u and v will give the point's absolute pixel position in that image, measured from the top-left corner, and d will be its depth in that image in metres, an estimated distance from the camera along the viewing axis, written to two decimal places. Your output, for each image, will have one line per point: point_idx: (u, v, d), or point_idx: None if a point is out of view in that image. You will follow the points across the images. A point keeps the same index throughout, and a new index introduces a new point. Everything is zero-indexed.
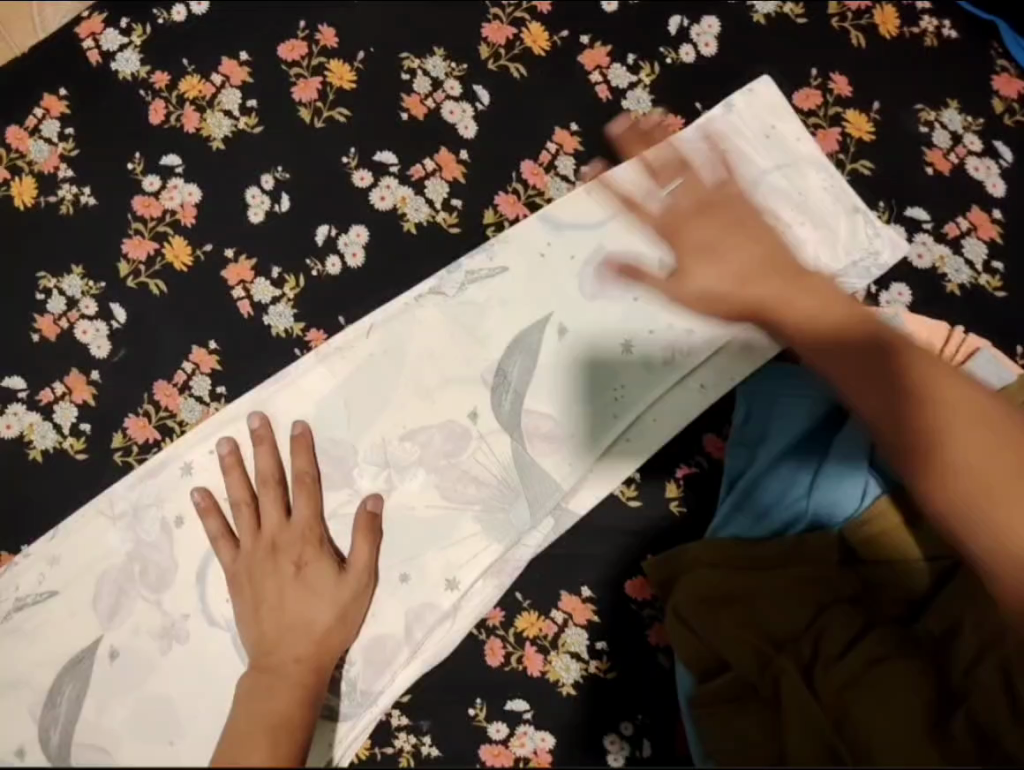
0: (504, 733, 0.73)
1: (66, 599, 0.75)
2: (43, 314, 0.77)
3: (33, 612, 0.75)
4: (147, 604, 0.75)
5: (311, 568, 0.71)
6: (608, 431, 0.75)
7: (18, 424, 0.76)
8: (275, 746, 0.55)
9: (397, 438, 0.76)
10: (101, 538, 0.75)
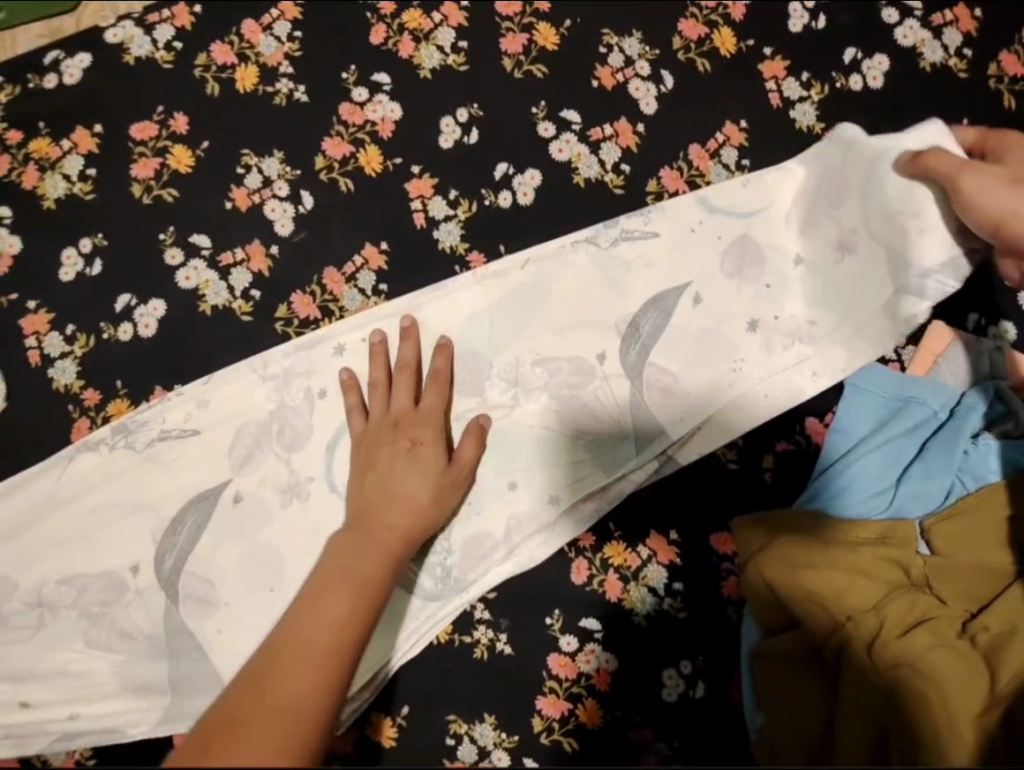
0: (573, 647, 0.79)
1: (205, 440, 0.80)
2: (240, 185, 0.86)
3: (173, 445, 0.79)
4: (279, 460, 0.80)
5: (424, 448, 0.76)
6: (717, 402, 0.82)
7: (196, 278, 0.84)
8: (356, 600, 0.62)
9: (529, 362, 0.83)
10: (250, 393, 0.81)
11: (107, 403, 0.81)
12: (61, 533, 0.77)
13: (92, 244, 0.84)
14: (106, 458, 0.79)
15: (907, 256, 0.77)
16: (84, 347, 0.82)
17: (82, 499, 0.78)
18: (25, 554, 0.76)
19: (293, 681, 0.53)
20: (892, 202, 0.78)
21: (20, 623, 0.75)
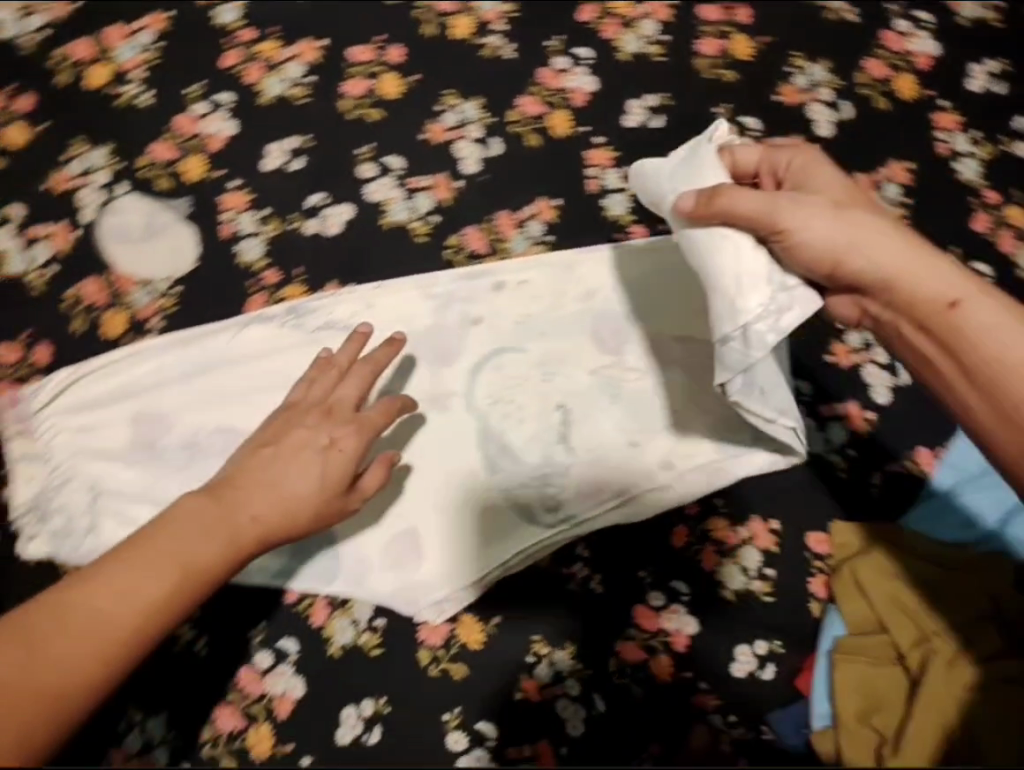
0: (659, 603, 0.83)
1: (365, 338, 0.87)
2: (436, 121, 0.92)
3: (336, 335, 0.86)
4: (427, 371, 0.87)
5: (300, 462, 0.73)
6: (682, 488, 0.82)
7: (382, 193, 0.90)
8: (183, 575, 0.67)
9: (670, 336, 0.86)
10: (413, 306, 0.88)
11: (284, 286, 0.89)
12: (221, 388, 0.84)
13: (299, 143, 0.91)
14: (272, 332, 0.86)
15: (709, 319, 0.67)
16: (275, 232, 0.89)
17: (244, 363, 0.85)
18: (187, 401, 0.84)
19: (114, 611, 0.64)
20: (724, 283, 0.66)
21: (170, 457, 0.83)
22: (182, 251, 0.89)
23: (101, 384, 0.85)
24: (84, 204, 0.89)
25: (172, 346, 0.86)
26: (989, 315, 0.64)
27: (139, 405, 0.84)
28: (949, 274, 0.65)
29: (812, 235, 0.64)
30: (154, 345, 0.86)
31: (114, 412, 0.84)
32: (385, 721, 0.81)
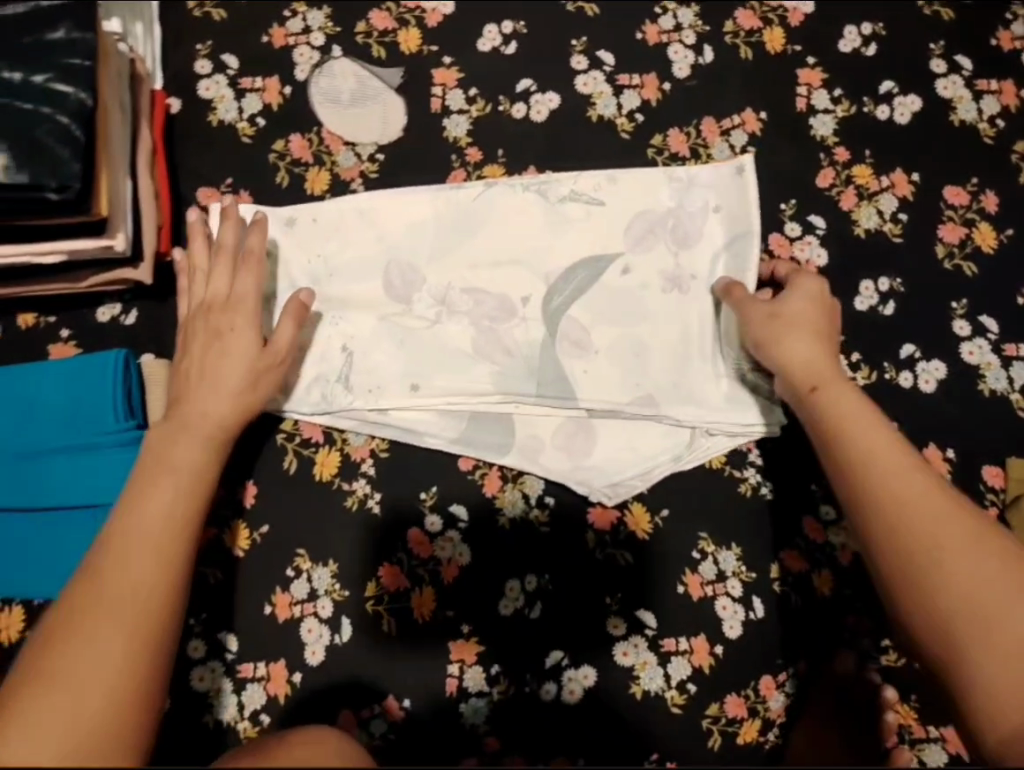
0: (829, 516, 0.85)
1: (528, 205, 0.88)
2: (653, 23, 0.92)
3: (496, 200, 0.88)
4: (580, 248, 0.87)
5: (233, 334, 0.76)
6: (568, 469, 0.84)
7: (592, 87, 0.90)
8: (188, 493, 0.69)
9: (714, 249, 0.87)
10: (562, 182, 0.88)
11: (485, 165, 0.89)
12: (415, 263, 0.87)
13: (513, 28, 0.91)
14: (460, 209, 0.87)
15: (319, 352, 0.85)
16: (480, 112, 0.90)
17: (430, 240, 0.87)
18: (372, 265, 0.86)
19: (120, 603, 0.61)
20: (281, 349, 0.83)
21: (357, 318, 0.86)
22: (391, 117, 0.89)
23: (290, 237, 0.86)
24: (299, 64, 0.90)
25: (355, 212, 0.87)
26: (881, 445, 0.70)
27: (327, 266, 0.86)
28: (932, 498, 0.68)
29: (797, 352, 0.76)
30: (341, 209, 0.87)
31: (301, 269, 0.86)
32: (546, 597, 0.83)
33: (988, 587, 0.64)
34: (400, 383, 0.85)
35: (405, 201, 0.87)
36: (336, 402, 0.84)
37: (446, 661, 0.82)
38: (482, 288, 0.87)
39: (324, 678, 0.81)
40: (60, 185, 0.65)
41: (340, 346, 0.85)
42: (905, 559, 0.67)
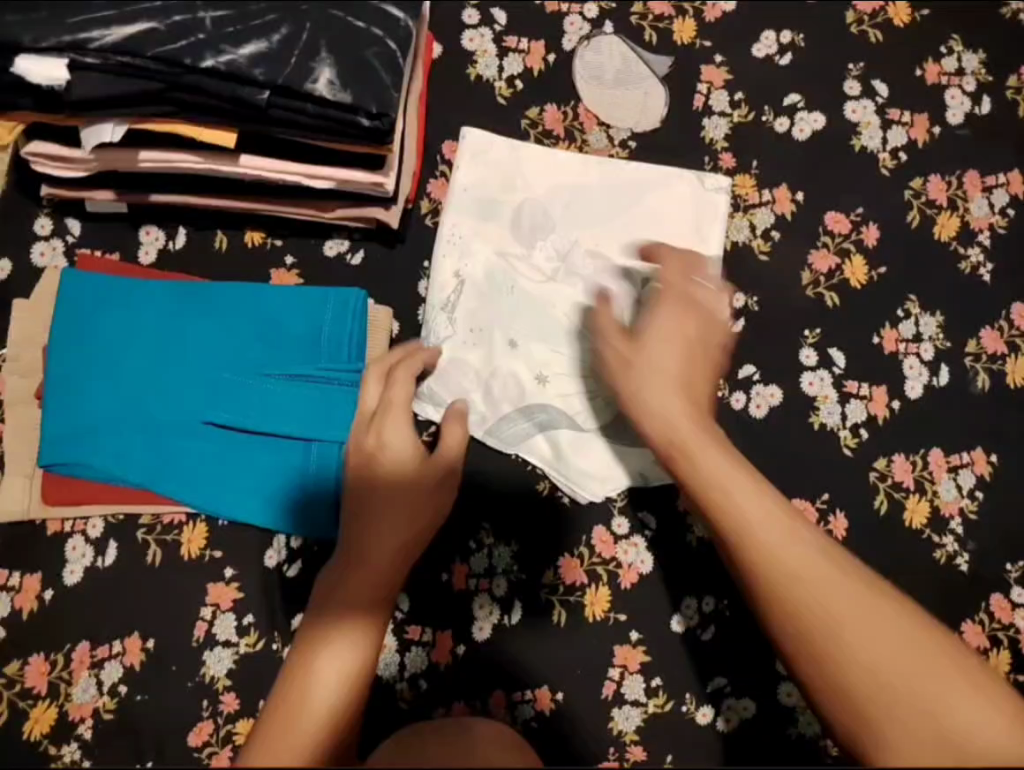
0: (1020, 600, 0.83)
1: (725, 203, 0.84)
2: (936, 62, 0.88)
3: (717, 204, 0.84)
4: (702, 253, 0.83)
5: (388, 447, 0.69)
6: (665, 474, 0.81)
7: (861, 115, 0.87)
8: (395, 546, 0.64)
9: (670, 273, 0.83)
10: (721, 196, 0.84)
11: (737, 173, 0.86)
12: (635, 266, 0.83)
13: (791, 40, 0.88)
14: (698, 211, 0.84)
15: (533, 333, 0.82)
16: (743, 118, 0.87)
17: (666, 247, 0.83)
18: (602, 250, 0.83)
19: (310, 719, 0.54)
20: (497, 325, 0.81)
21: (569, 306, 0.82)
22: (650, 107, 0.86)
23: (525, 199, 0.83)
24: (569, 33, 0.88)
25: (607, 194, 0.84)
26: (774, 523, 0.58)
27: (562, 246, 0.83)
28: (805, 540, 0.57)
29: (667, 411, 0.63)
30: (588, 187, 0.84)
31: (537, 241, 0.83)
32: (720, 623, 0.81)
33: (875, 624, 0.54)
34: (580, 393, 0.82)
35: (659, 199, 0.84)
36: (510, 393, 0.81)
37: (609, 663, 0.80)
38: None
39: (487, 655, 0.79)
40: (376, 109, 0.62)
41: (542, 332, 0.82)
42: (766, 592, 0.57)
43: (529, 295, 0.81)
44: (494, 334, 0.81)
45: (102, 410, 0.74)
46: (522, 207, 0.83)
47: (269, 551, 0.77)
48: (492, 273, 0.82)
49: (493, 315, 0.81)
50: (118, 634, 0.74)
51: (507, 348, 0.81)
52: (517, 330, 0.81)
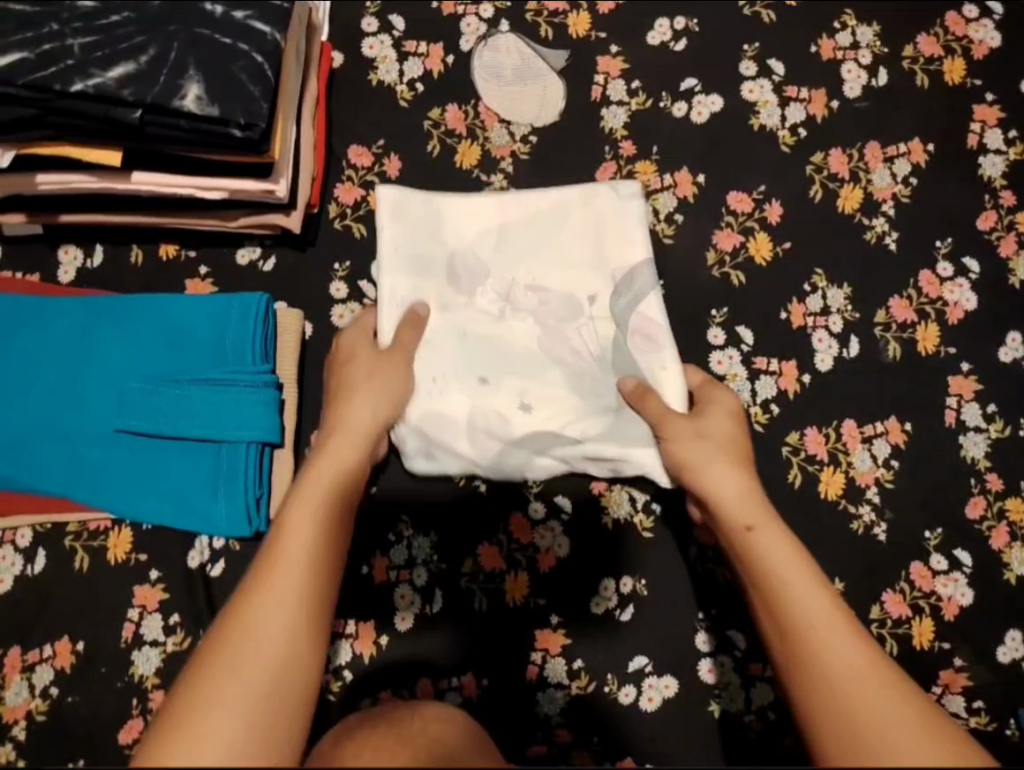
0: (940, 567, 0.83)
1: (637, 207, 0.83)
2: (830, 38, 0.90)
3: (628, 210, 0.82)
4: (634, 267, 0.81)
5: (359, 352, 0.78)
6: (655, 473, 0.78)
7: (758, 95, 0.88)
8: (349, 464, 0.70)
9: (615, 293, 0.81)
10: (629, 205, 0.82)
11: (638, 160, 0.87)
12: (578, 293, 0.81)
13: (685, 25, 0.90)
14: (602, 216, 0.82)
15: (495, 376, 0.81)
16: (641, 105, 0.88)
17: (603, 262, 0.82)
18: (545, 280, 0.82)
19: (281, 599, 0.58)
20: (460, 376, 0.80)
21: (523, 340, 0.81)
22: (549, 100, 0.88)
23: (462, 237, 0.83)
24: (466, 34, 0.90)
25: (531, 224, 0.83)
26: (810, 598, 0.61)
27: (501, 286, 0.82)
28: (843, 628, 0.59)
29: (722, 485, 0.70)
30: (513, 222, 0.83)
31: (478, 284, 0.82)
32: (638, 602, 0.82)
33: (866, 673, 0.55)
34: (560, 421, 0.80)
35: (581, 220, 0.82)
36: (493, 433, 0.79)
37: (531, 647, 0.81)
38: (629, 324, 0.80)
39: (411, 644, 0.81)
40: (246, 121, 0.65)
41: (502, 372, 0.81)
42: (788, 643, 0.59)
43: (484, 340, 0.81)
44: (459, 385, 0.80)
45: (22, 427, 0.77)
46: (456, 254, 0.82)
47: (191, 552, 0.79)
48: (443, 328, 0.81)
49: (459, 357, 0.81)
50: (49, 639, 0.77)
51: (481, 387, 0.80)
52: (483, 376, 0.80)
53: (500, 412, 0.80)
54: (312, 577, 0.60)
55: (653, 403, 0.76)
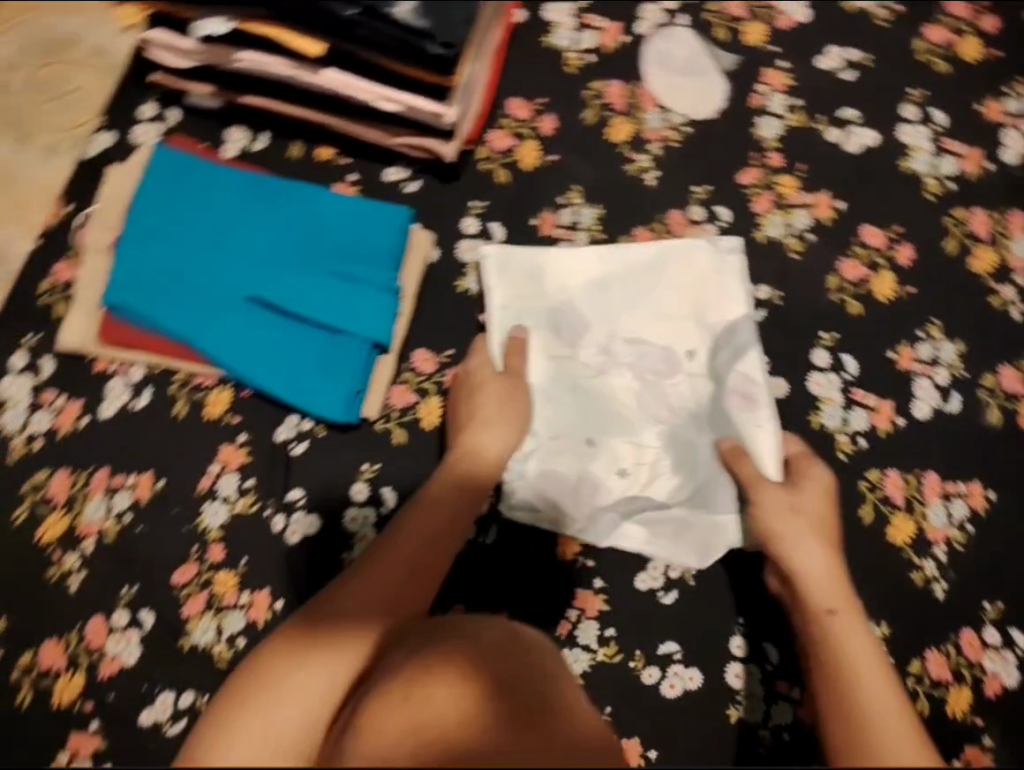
0: (991, 640, 0.81)
1: (733, 263, 0.85)
2: (998, 102, 0.91)
3: (729, 265, 0.85)
4: (738, 326, 0.84)
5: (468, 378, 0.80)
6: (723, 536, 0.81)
7: (915, 139, 0.90)
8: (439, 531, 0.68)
9: (719, 347, 0.84)
10: (724, 268, 0.85)
11: (784, 173, 0.89)
12: (677, 350, 0.84)
13: (859, 58, 0.92)
14: (706, 268, 0.85)
15: (601, 429, 0.83)
16: (799, 122, 0.90)
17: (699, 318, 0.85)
18: (650, 332, 0.85)
19: (314, 678, 0.56)
20: (574, 430, 0.83)
21: (623, 392, 0.84)
22: (710, 99, 0.90)
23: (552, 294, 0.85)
24: (644, 20, 0.92)
25: (631, 279, 0.86)
26: (875, 686, 0.60)
27: (602, 341, 0.85)
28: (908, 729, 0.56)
29: (812, 566, 0.69)
30: (615, 275, 0.86)
31: (581, 338, 0.85)
32: (683, 590, 0.83)
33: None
34: (659, 481, 0.83)
35: (681, 277, 0.85)
36: (595, 491, 0.82)
37: (569, 604, 0.83)
38: (728, 381, 0.83)
39: (457, 570, 0.84)
40: (445, 38, 0.69)
41: (607, 434, 0.83)
42: (842, 734, 0.57)
43: (587, 396, 0.84)
44: (568, 437, 0.83)
45: (161, 273, 0.82)
46: (565, 307, 0.85)
47: (281, 427, 0.84)
48: (555, 378, 0.84)
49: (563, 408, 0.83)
50: (135, 469, 0.82)
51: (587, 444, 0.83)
52: (595, 428, 0.83)
53: (597, 478, 0.83)
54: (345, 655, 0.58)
55: (746, 465, 0.77)
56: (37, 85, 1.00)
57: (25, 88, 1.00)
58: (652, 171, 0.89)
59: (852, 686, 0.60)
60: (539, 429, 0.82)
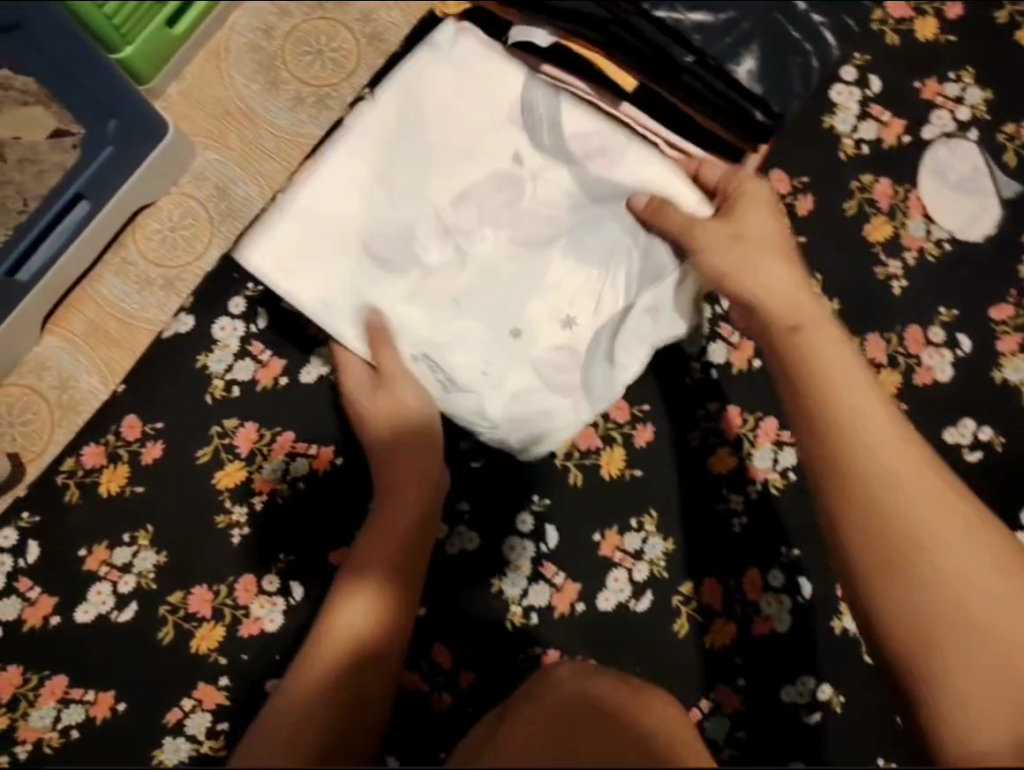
0: None
1: (488, 116, 0.73)
2: None
3: (473, 153, 0.73)
4: (538, 169, 0.73)
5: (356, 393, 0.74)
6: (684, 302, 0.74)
7: None
8: (417, 488, 0.71)
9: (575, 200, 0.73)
10: (436, 151, 0.73)
11: None
12: (578, 206, 0.74)
13: None
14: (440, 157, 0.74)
15: (563, 322, 0.75)
16: None
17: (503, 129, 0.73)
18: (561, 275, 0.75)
19: (336, 651, 0.63)
20: (532, 367, 0.75)
21: (507, 262, 0.74)
22: (980, 221, 0.86)
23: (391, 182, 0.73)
24: (933, 124, 0.87)
25: (422, 131, 0.73)
26: (944, 541, 0.62)
27: (444, 213, 0.73)
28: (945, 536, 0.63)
29: (871, 435, 0.65)
30: (393, 140, 0.73)
31: (414, 245, 0.73)
32: (822, 711, 0.81)
33: (964, 592, 0.61)
34: (632, 334, 0.74)
35: (454, 127, 0.73)
36: (558, 362, 0.75)
37: (705, 692, 0.81)
38: (577, 151, 0.72)
39: (602, 627, 0.81)
40: (777, 111, 0.68)
41: (484, 316, 0.75)
42: (894, 580, 0.62)
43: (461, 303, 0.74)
44: (497, 360, 0.74)
45: None
46: (370, 228, 0.72)
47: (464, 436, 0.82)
48: (483, 317, 0.74)
49: (512, 322, 0.75)
50: (318, 441, 0.81)
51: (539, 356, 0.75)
52: (539, 321, 0.75)
53: (574, 385, 0.75)
54: (367, 618, 0.65)
55: (668, 216, 0.70)
56: (301, 35, 1.00)
57: (289, 34, 1.00)
58: (899, 280, 0.86)
59: (895, 536, 0.63)
60: (469, 378, 0.74)
